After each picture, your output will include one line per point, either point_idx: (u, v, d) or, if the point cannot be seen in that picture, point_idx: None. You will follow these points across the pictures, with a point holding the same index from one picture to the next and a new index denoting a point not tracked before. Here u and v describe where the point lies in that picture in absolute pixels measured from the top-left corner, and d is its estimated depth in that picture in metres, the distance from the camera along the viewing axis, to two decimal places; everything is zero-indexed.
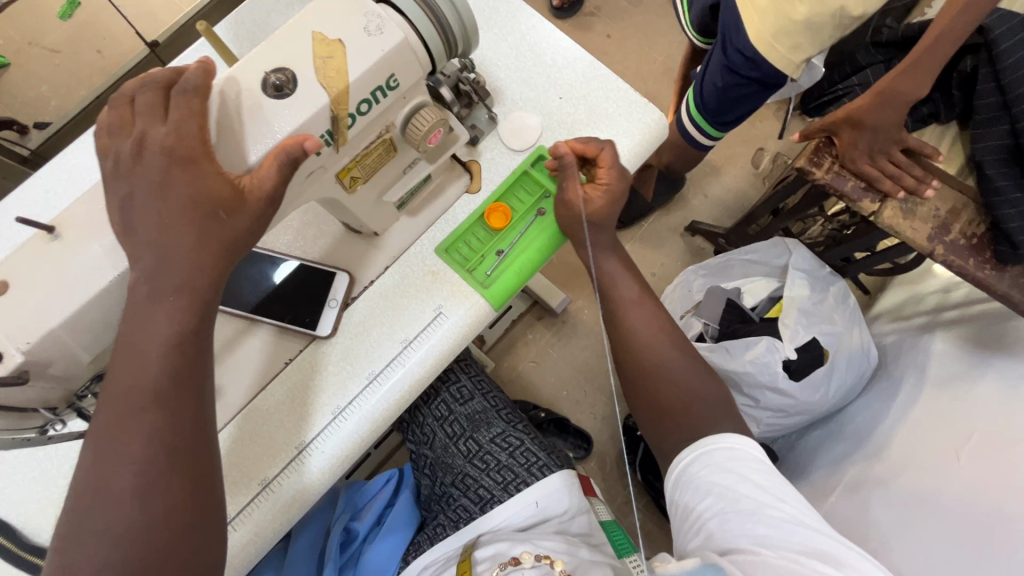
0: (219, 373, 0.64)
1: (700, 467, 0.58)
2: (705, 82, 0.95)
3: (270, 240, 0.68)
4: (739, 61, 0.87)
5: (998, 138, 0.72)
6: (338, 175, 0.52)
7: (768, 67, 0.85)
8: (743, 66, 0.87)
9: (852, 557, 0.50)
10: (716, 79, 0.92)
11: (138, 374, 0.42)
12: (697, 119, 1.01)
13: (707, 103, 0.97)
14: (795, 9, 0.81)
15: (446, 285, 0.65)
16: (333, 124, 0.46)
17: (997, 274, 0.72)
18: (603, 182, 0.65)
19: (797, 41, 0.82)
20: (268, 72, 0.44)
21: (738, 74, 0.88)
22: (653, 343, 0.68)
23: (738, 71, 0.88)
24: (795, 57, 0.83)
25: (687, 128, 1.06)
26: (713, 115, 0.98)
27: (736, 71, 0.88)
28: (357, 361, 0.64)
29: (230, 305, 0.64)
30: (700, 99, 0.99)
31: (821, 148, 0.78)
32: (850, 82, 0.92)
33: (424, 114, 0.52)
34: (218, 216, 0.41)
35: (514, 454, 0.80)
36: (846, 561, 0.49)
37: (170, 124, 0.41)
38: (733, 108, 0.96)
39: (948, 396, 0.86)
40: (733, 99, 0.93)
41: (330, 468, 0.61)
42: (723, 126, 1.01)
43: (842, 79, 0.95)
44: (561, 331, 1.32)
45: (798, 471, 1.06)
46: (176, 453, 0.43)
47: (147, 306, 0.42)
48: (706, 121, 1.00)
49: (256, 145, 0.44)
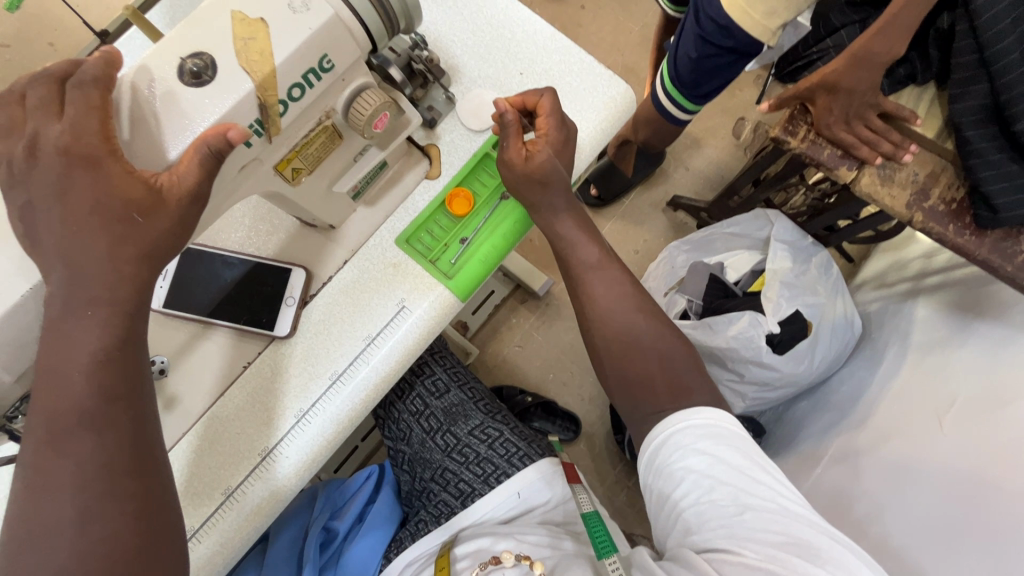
0: (173, 380, 0.59)
1: (671, 449, 0.56)
2: (679, 53, 0.91)
3: (220, 237, 0.63)
4: (712, 29, 0.83)
5: (977, 97, 0.69)
6: (276, 167, 0.49)
7: (744, 37, 0.81)
8: (715, 34, 0.83)
9: (831, 546, 0.48)
10: (689, 50, 0.88)
11: (62, 393, 0.40)
12: (671, 92, 0.97)
13: (682, 76, 0.93)
14: None
15: (409, 277, 0.61)
16: (262, 113, 0.43)
17: (977, 239, 0.70)
18: (544, 133, 0.59)
19: (773, 6, 0.77)
20: (185, 58, 0.41)
21: (711, 43, 0.84)
22: (630, 327, 0.65)
23: (711, 41, 0.84)
24: (771, 22, 0.79)
25: (663, 104, 1.01)
26: (688, 89, 0.94)
27: (709, 41, 0.84)
28: (318, 363, 0.60)
29: (182, 309, 0.60)
30: (674, 73, 0.94)
31: (795, 116, 0.77)
32: (824, 44, 0.88)
33: (366, 97, 0.49)
34: (133, 219, 0.39)
35: (493, 445, 0.78)
36: (821, 549, 0.48)
37: (65, 121, 0.39)
38: (707, 80, 0.92)
39: (928, 363, 0.85)
40: (708, 71, 0.89)
41: (299, 469, 0.58)
42: (699, 100, 0.97)
43: (817, 41, 0.90)
44: (545, 314, 1.30)
45: (785, 443, 1.06)
46: (117, 470, 0.42)
47: (64, 320, 0.40)
48: (681, 94, 0.96)
49: (176, 140, 0.41)
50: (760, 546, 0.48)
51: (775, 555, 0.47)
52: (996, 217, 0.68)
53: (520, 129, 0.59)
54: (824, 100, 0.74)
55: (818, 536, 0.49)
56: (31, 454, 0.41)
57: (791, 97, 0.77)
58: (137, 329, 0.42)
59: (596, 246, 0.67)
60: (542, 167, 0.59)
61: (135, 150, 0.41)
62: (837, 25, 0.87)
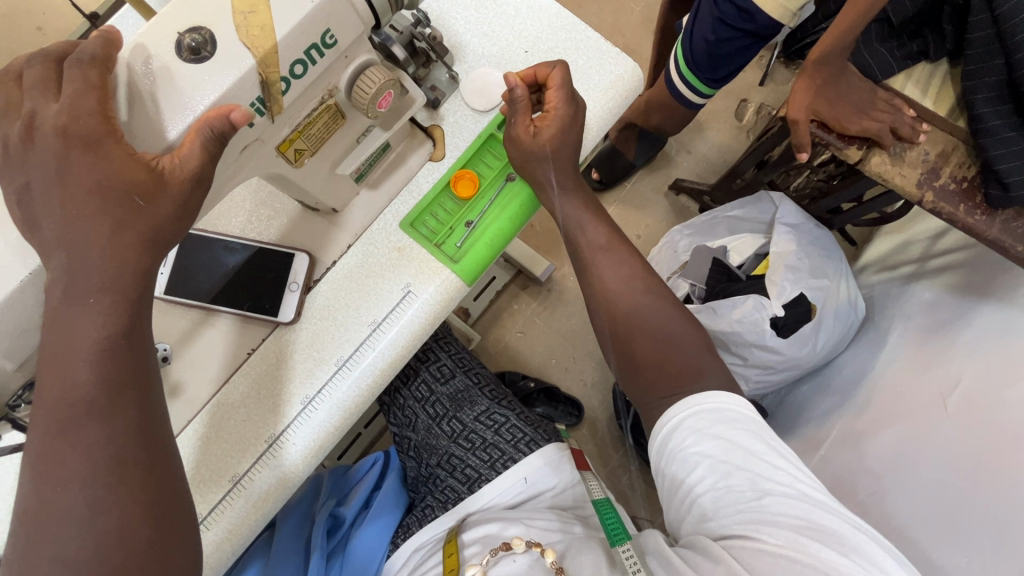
0: (176, 368, 0.59)
1: (685, 433, 0.55)
2: (694, 37, 0.89)
3: (220, 222, 0.62)
4: (732, 12, 0.82)
5: (992, 74, 0.68)
6: (278, 148, 0.47)
7: (765, 20, 0.81)
8: (734, 17, 0.82)
9: (849, 531, 0.48)
10: (705, 33, 0.86)
11: (67, 383, 0.39)
12: (687, 76, 0.94)
13: (698, 59, 0.91)
14: None
15: (414, 261, 0.60)
16: (264, 91, 0.42)
17: (988, 218, 0.69)
18: (551, 108, 0.58)
19: None
20: (183, 33, 0.40)
21: (730, 26, 0.83)
22: (638, 310, 0.64)
23: (729, 23, 0.83)
24: (790, 3, 0.78)
25: (678, 88, 0.99)
26: (705, 73, 0.92)
27: (727, 23, 0.83)
28: (324, 349, 0.59)
29: (184, 295, 0.59)
30: (689, 55, 0.91)
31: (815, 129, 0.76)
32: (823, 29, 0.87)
33: (370, 74, 0.47)
34: (134, 202, 0.38)
35: (499, 431, 0.78)
36: (840, 534, 0.48)
37: (63, 100, 0.37)
38: (724, 63, 0.90)
39: (933, 345, 0.85)
40: (725, 55, 0.88)
41: (308, 456, 0.58)
42: (715, 83, 0.95)
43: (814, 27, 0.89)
44: (547, 300, 1.29)
45: (788, 426, 1.06)
46: (127, 461, 0.41)
47: (66, 308, 0.39)
48: (698, 79, 0.94)
49: (174, 120, 0.40)
50: (780, 531, 0.48)
51: (796, 540, 0.47)
52: (1008, 195, 0.67)
53: (528, 106, 0.59)
54: (830, 105, 0.74)
55: (837, 521, 0.49)
56: (37, 445, 0.40)
57: (805, 117, 0.75)
58: (140, 318, 0.41)
59: (602, 228, 0.66)
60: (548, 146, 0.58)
61: (135, 132, 0.40)
62: (834, 8, 0.85)
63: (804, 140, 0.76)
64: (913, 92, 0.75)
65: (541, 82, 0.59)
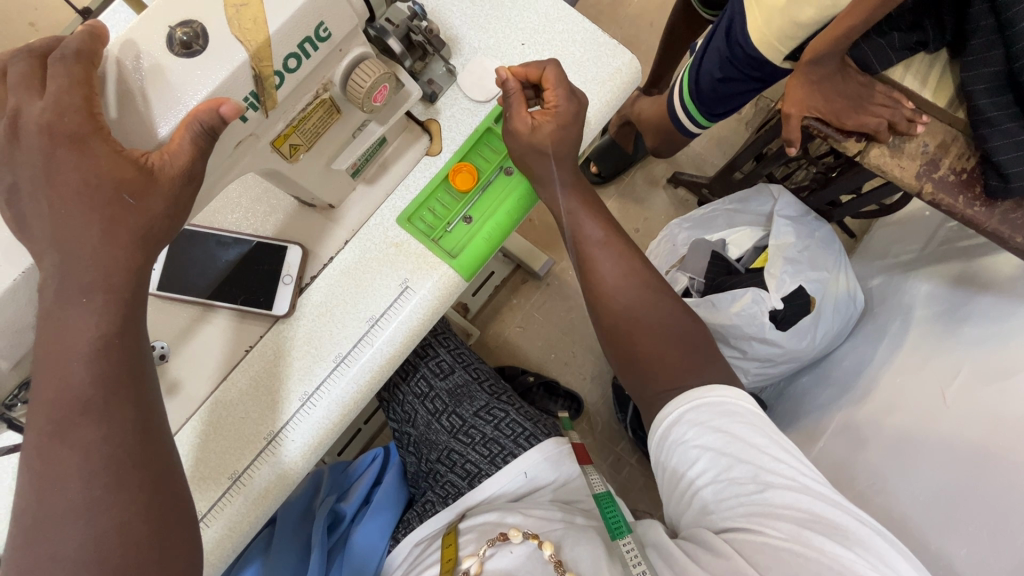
0: (173, 366, 0.58)
1: (685, 427, 0.55)
2: (702, 70, 0.88)
3: (214, 217, 0.62)
4: (741, 56, 0.81)
5: (992, 65, 0.67)
6: (273, 143, 0.47)
7: (771, 68, 0.81)
8: (745, 63, 0.82)
9: (853, 524, 0.48)
10: (714, 69, 0.86)
11: (61, 384, 0.39)
12: (688, 106, 0.93)
13: (702, 92, 0.89)
14: (801, 11, 0.72)
15: (411, 257, 0.60)
16: (257, 85, 0.41)
17: (987, 210, 0.69)
18: (551, 105, 0.57)
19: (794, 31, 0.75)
20: (175, 27, 0.39)
21: (737, 68, 0.83)
22: (636, 304, 0.64)
23: (738, 67, 0.83)
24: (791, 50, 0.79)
25: (677, 115, 0.97)
26: (707, 107, 0.91)
27: (736, 65, 0.83)
28: (321, 345, 0.58)
29: (180, 292, 0.59)
30: (695, 87, 0.90)
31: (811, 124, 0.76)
32: None
33: (365, 68, 0.47)
34: (124, 200, 0.37)
35: (499, 426, 0.79)
36: (843, 527, 0.48)
37: (47, 97, 0.37)
38: (726, 101, 0.90)
39: (931, 337, 0.85)
40: (727, 94, 0.87)
41: (307, 452, 0.58)
42: (714, 117, 0.95)
43: None
44: (546, 294, 1.29)
45: (787, 418, 1.07)
46: (125, 461, 0.41)
47: (59, 308, 0.39)
48: (698, 111, 0.93)
49: (166, 117, 0.39)
50: (782, 523, 0.48)
51: (799, 533, 0.47)
52: (1007, 186, 0.66)
53: (524, 98, 0.58)
54: (829, 101, 0.74)
55: (840, 513, 0.49)
56: (32, 446, 0.40)
57: (798, 113, 0.77)
58: (135, 316, 0.41)
59: (601, 222, 0.65)
60: (548, 138, 0.58)
61: (125, 131, 0.39)
62: None
63: (795, 135, 0.78)
64: (913, 83, 0.75)
65: (536, 83, 0.59)
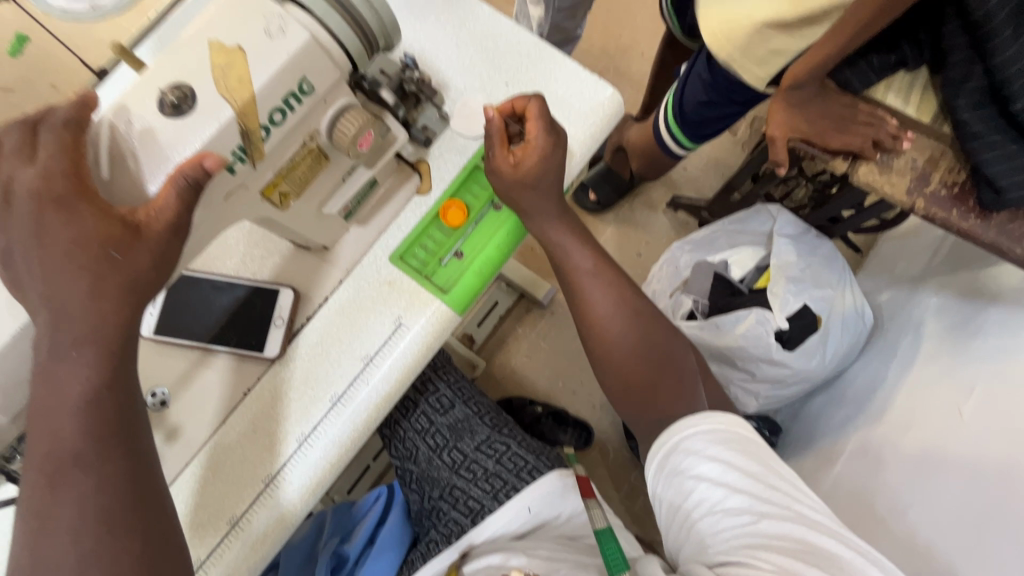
0: (173, 413, 0.59)
1: (682, 456, 0.54)
2: (686, 96, 0.89)
3: (213, 264, 0.63)
4: (720, 82, 0.83)
5: (974, 79, 0.67)
6: (263, 192, 0.49)
7: (749, 92, 0.84)
8: (724, 88, 0.84)
9: (847, 554, 0.48)
10: (698, 94, 0.87)
11: (53, 437, 0.40)
12: (674, 129, 0.95)
13: (686, 116, 0.91)
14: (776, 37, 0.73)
15: (403, 295, 0.61)
16: (244, 139, 0.43)
17: (982, 222, 0.69)
18: (530, 139, 0.58)
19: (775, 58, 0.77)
20: (165, 90, 0.41)
21: (717, 94, 0.85)
22: (628, 333, 0.64)
23: (718, 91, 0.85)
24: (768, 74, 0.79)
25: (662, 137, 0.99)
26: (691, 129, 0.93)
27: (717, 91, 0.84)
28: (318, 386, 0.59)
29: (180, 338, 0.60)
30: (679, 112, 0.92)
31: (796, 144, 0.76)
32: None
33: (348, 119, 0.48)
34: (111, 257, 0.39)
35: (501, 461, 0.78)
36: (837, 558, 0.47)
37: (39, 166, 0.39)
38: (709, 124, 0.92)
39: (943, 353, 0.83)
40: (710, 118, 0.90)
41: (306, 493, 0.58)
42: (699, 139, 0.96)
43: None
44: (551, 323, 1.29)
45: (802, 440, 1.04)
46: (116, 511, 0.41)
47: (52, 363, 0.40)
48: (683, 133, 0.94)
49: (155, 174, 0.41)
50: (774, 556, 0.47)
51: (792, 566, 0.46)
52: (1000, 197, 0.66)
53: (505, 137, 0.60)
54: (812, 125, 0.75)
55: (834, 544, 0.48)
56: (28, 497, 0.40)
57: (783, 136, 0.77)
58: (127, 367, 0.42)
59: (591, 253, 0.66)
60: (530, 173, 0.59)
61: (114, 189, 0.41)
62: None
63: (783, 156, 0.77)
64: (895, 101, 0.76)
65: (522, 115, 0.61)
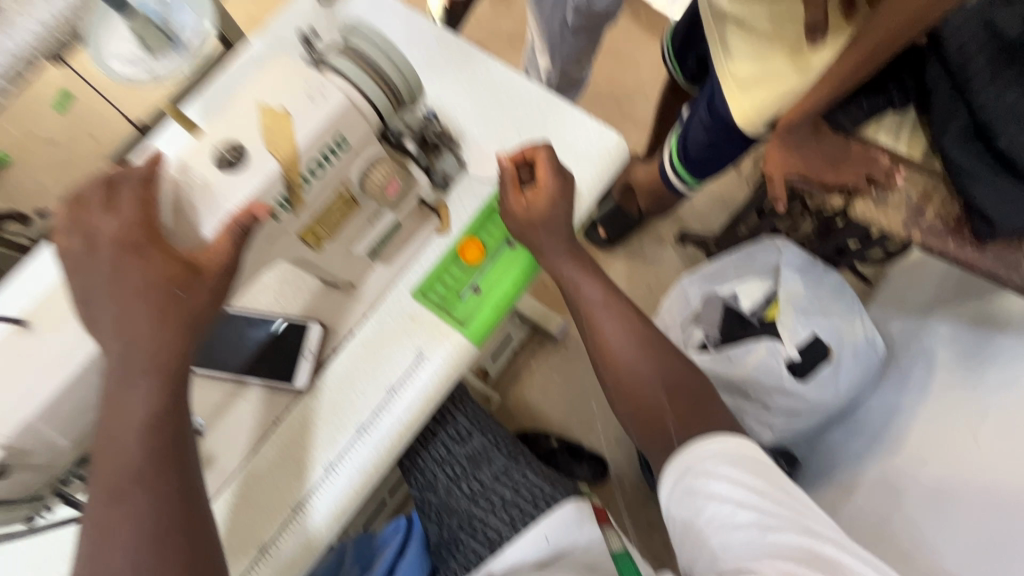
0: (210, 442, 0.62)
1: (694, 475, 0.56)
2: (689, 138, 0.95)
3: (249, 300, 0.67)
4: (721, 125, 0.88)
5: (958, 120, 0.71)
6: (300, 235, 0.54)
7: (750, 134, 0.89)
8: (724, 129, 0.89)
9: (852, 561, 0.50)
10: (699, 136, 0.93)
11: (119, 458, 0.44)
12: (679, 168, 1.00)
13: (690, 156, 0.96)
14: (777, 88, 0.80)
15: (424, 328, 0.65)
16: (287, 189, 0.48)
17: (979, 252, 0.71)
18: (541, 184, 0.64)
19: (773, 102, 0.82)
20: (222, 148, 0.47)
21: (719, 135, 0.90)
22: (638, 363, 0.67)
23: (719, 132, 0.90)
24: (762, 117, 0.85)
25: (668, 176, 1.04)
26: (694, 167, 0.98)
27: (718, 132, 0.90)
28: (345, 414, 0.63)
29: (217, 371, 0.64)
30: (683, 152, 0.97)
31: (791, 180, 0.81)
32: None
33: (378, 169, 0.54)
34: (176, 294, 0.44)
35: (518, 490, 0.80)
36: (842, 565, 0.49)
37: (118, 216, 0.44)
38: (712, 163, 0.96)
39: (957, 381, 0.84)
40: (713, 157, 0.94)
41: (331, 520, 0.60)
42: (702, 177, 1.01)
43: None
44: (565, 355, 1.31)
45: (820, 472, 1.04)
46: (170, 529, 0.44)
47: (119, 390, 0.44)
48: (687, 171, 0.99)
49: (209, 220, 0.46)
50: (781, 562, 0.49)
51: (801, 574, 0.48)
52: (993, 229, 0.68)
53: (517, 180, 0.65)
54: (805, 163, 0.80)
55: (839, 552, 0.50)
56: (93, 515, 0.44)
57: (780, 173, 0.82)
58: (182, 395, 0.46)
59: (601, 286, 0.69)
60: (540, 214, 0.64)
61: (177, 234, 0.46)
62: None
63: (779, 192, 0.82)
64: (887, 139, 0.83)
65: (532, 162, 0.65)
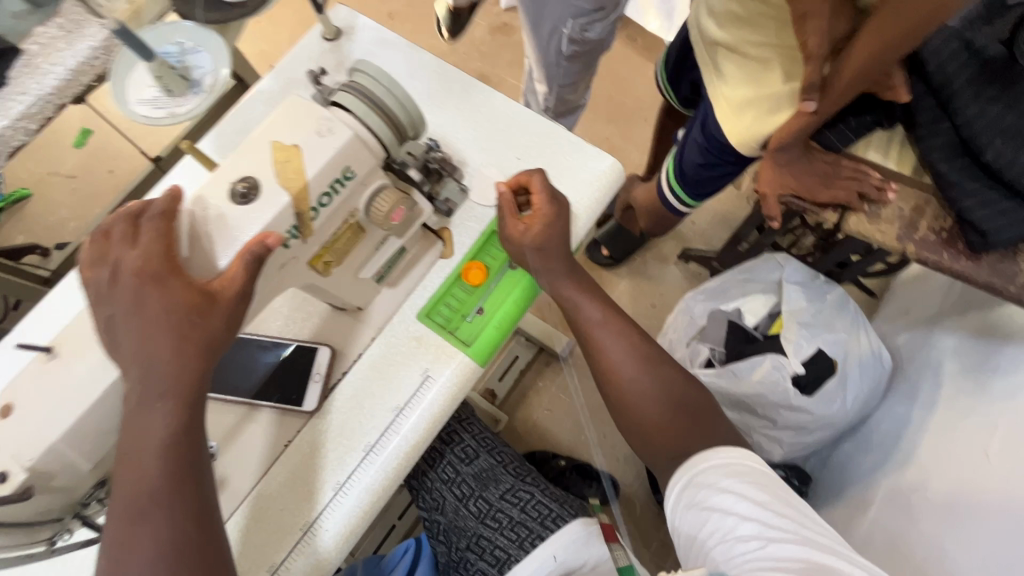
0: (222, 464, 0.64)
1: (697, 489, 0.57)
2: (684, 159, 0.97)
3: (261, 325, 0.70)
4: (715, 145, 0.91)
5: (942, 136, 0.74)
6: (310, 262, 0.56)
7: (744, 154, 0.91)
8: (718, 149, 0.91)
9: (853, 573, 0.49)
10: (694, 157, 0.95)
11: (138, 480, 0.46)
12: (676, 189, 1.02)
13: (686, 176, 0.98)
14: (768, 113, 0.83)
15: (430, 348, 0.67)
16: (297, 220, 0.51)
17: (974, 264, 0.72)
18: (536, 209, 0.66)
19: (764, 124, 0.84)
20: (235, 182, 0.50)
21: (713, 155, 0.92)
22: (640, 378, 0.68)
23: (713, 153, 0.92)
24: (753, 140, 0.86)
25: (666, 196, 1.06)
26: (691, 187, 1.00)
27: (712, 153, 0.92)
28: (353, 437, 0.64)
29: (229, 394, 0.65)
30: (680, 173, 0.99)
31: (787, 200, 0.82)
32: None
33: (383, 199, 0.57)
34: (194, 320, 0.46)
35: (525, 509, 0.80)
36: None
37: (139, 248, 0.47)
38: (708, 183, 0.98)
39: (965, 395, 0.84)
40: (709, 177, 0.96)
41: (341, 540, 0.62)
42: (699, 197, 1.03)
43: None
44: (571, 375, 1.32)
45: (832, 488, 1.03)
46: (185, 547, 0.46)
47: (139, 412, 0.46)
48: (684, 191, 1.02)
49: (225, 251, 0.49)
50: None
51: None
52: (986, 240, 0.69)
53: (515, 209, 0.68)
54: (800, 181, 0.80)
55: (840, 564, 0.50)
56: (113, 534, 0.46)
57: (774, 194, 0.84)
58: (197, 417, 0.48)
59: (601, 305, 0.71)
60: (538, 237, 0.65)
61: (195, 263, 0.49)
62: None
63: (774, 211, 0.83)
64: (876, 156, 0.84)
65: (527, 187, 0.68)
